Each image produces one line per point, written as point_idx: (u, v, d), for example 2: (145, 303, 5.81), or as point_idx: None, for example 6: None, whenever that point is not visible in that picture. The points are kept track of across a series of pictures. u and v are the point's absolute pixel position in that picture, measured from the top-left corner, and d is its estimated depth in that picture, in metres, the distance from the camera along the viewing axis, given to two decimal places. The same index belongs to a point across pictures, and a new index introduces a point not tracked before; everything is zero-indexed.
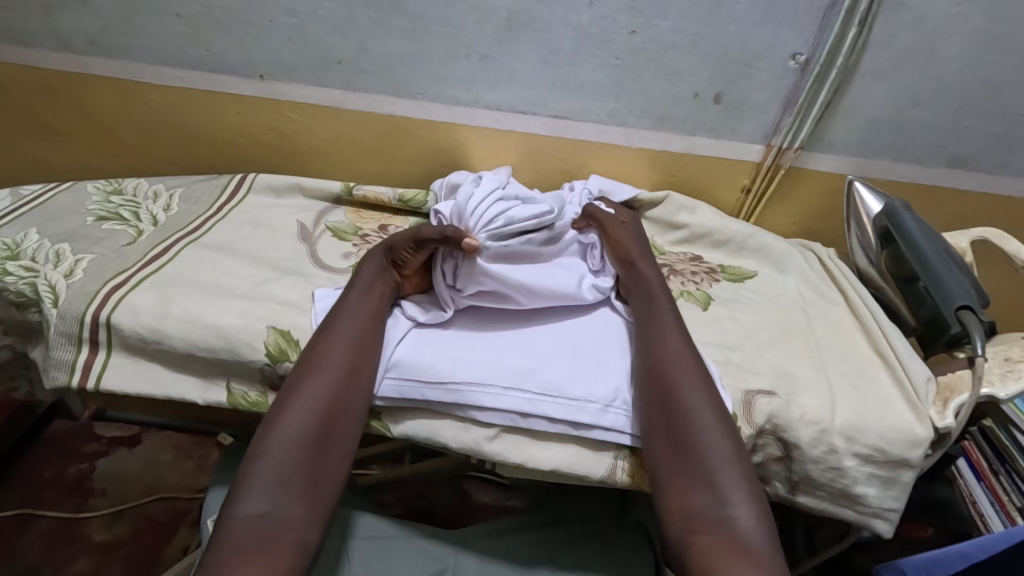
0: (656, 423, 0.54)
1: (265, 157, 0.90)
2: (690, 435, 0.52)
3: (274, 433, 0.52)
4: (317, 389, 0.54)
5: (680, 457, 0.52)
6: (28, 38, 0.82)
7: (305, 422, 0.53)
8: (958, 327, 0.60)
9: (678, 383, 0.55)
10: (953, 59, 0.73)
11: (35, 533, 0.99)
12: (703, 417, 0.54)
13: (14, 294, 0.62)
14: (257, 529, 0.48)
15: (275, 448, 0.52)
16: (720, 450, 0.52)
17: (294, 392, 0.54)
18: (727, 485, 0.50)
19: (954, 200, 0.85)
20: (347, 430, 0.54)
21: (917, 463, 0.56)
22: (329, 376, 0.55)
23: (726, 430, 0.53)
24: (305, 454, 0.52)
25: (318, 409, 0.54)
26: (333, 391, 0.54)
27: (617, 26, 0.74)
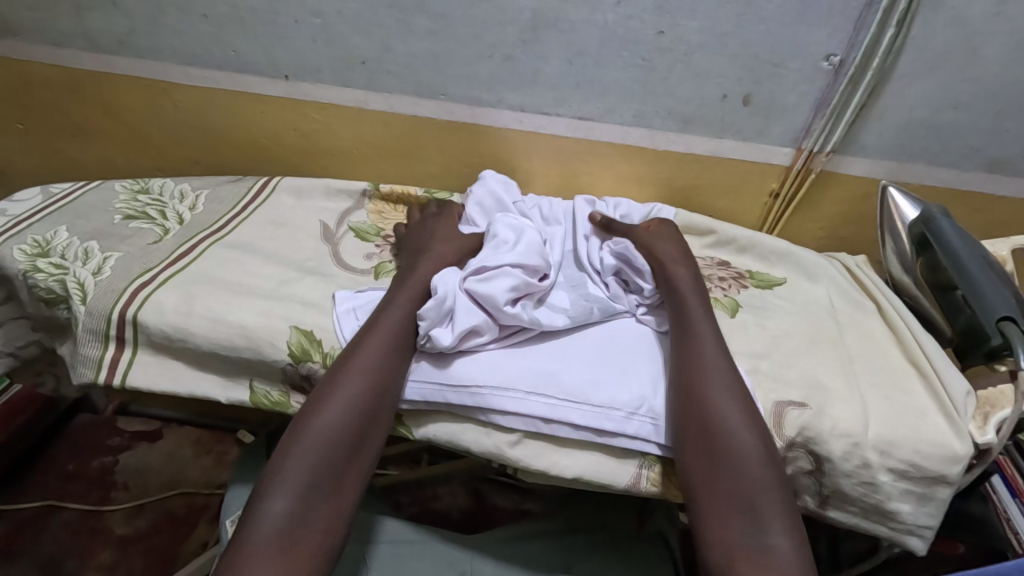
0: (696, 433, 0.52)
1: (289, 156, 0.90)
2: (728, 446, 0.50)
3: (304, 429, 0.51)
4: (353, 386, 0.54)
5: (715, 469, 0.50)
6: (59, 38, 0.84)
7: (338, 419, 0.52)
8: (999, 338, 0.58)
9: (715, 391, 0.53)
10: (995, 60, 0.71)
11: (60, 525, 1.01)
12: (743, 428, 0.52)
13: (43, 291, 0.63)
14: (278, 533, 0.47)
15: (303, 447, 0.50)
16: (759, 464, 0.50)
17: (328, 389, 0.54)
18: (765, 499, 0.48)
19: (990, 205, 0.83)
20: (377, 432, 0.53)
21: (954, 480, 0.54)
22: (367, 383, 0.54)
23: (765, 443, 0.51)
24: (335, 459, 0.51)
25: (359, 403, 0.53)
26: (368, 389, 0.54)
27: (645, 26, 0.72)
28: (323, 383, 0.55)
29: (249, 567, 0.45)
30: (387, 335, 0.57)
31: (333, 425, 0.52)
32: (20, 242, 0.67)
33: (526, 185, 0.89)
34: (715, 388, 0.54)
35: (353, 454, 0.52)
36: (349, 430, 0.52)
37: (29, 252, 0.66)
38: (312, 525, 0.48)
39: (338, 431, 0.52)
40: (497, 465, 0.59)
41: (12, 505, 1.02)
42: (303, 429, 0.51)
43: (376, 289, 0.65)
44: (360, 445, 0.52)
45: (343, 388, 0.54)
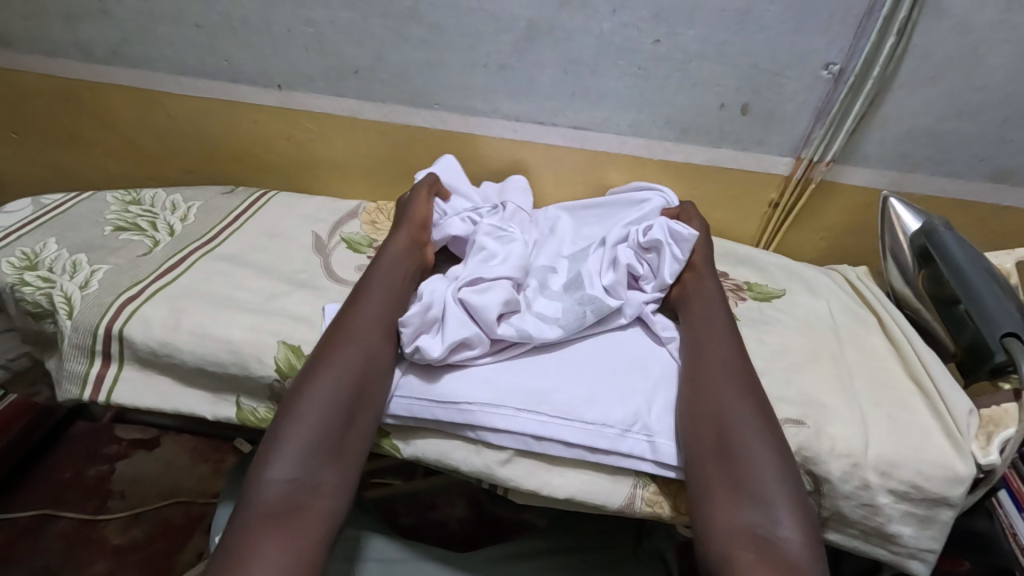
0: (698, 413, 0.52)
1: (283, 166, 0.89)
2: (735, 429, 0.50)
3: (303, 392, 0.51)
4: (353, 350, 0.54)
5: (724, 451, 0.49)
6: (52, 48, 0.83)
7: (337, 381, 0.52)
8: (1003, 355, 0.57)
9: (719, 377, 0.54)
10: (999, 69, 0.69)
11: (54, 535, 1.00)
12: (746, 408, 0.51)
13: (30, 305, 0.62)
14: (280, 491, 0.47)
15: (303, 408, 0.50)
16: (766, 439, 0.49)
17: (326, 354, 0.54)
18: (771, 478, 0.47)
19: (996, 216, 0.81)
20: (376, 398, 0.53)
21: (957, 502, 0.52)
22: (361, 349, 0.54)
23: (770, 421, 0.51)
24: (334, 422, 0.50)
25: (354, 369, 0.53)
26: (368, 356, 0.54)
27: (641, 34, 0.71)
28: (321, 348, 0.55)
29: (253, 532, 0.44)
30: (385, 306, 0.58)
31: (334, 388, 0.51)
32: (8, 255, 0.66)
33: None
34: (719, 375, 0.54)
35: (352, 417, 0.51)
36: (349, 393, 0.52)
37: (17, 265, 0.65)
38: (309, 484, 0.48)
39: (338, 393, 0.51)
40: (488, 484, 0.57)
41: (7, 514, 1.02)
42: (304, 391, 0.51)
43: None
44: (359, 406, 0.52)
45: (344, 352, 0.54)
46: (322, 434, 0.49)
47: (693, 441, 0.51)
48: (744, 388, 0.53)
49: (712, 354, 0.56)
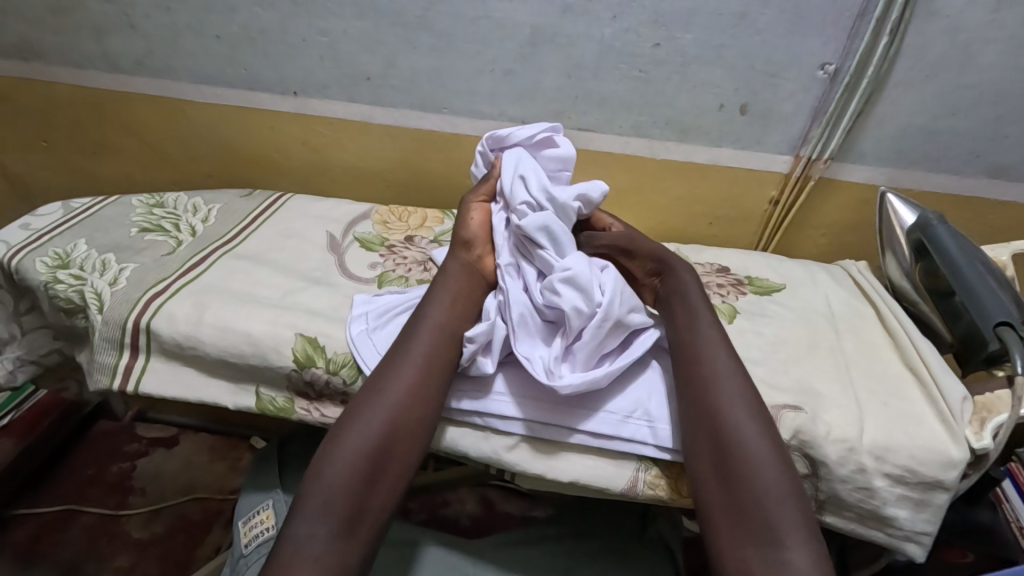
0: (696, 445, 0.52)
1: (298, 170, 0.93)
2: (734, 468, 0.49)
3: (336, 447, 0.52)
4: (390, 402, 0.53)
5: (727, 491, 0.49)
6: (81, 60, 0.88)
7: (371, 437, 0.52)
8: (996, 344, 0.58)
9: (728, 406, 0.52)
10: (991, 67, 0.71)
11: (79, 528, 1.03)
12: (758, 447, 0.50)
13: (62, 301, 0.66)
14: (307, 549, 0.47)
15: (335, 466, 0.51)
16: (775, 482, 0.48)
17: (365, 406, 0.54)
18: (778, 519, 0.46)
19: (993, 211, 0.83)
20: (409, 451, 0.53)
21: (951, 485, 0.54)
22: (392, 398, 0.54)
23: (784, 464, 0.49)
24: (359, 476, 0.50)
25: (386, 423, 0.53)
26: (407, 404, 0.53)
27: (641, 39, 0.74)
28: (360, 401, 0.55)
29: None
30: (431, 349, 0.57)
31: (367, 444, 0.52)
32: (42, 254, 0.70)
33: None
34: (727, 406, 0.52)
35: (384, 473, 0.52)
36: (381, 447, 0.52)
37: (50, 264, 0.69)
38: (343, 543, 0.48)
39: (369, 446, 0.52)
40: (496, 469, 0.60)
41: (35, 508, 1.05)
42: (339, 446, 0.52)
43: (394, 293, 0.67)
44: (386, 458, 0.52)
45: (381, 404, 0.54)
46: (351, 492, 0.50)
47: (701, 473, 0.51)
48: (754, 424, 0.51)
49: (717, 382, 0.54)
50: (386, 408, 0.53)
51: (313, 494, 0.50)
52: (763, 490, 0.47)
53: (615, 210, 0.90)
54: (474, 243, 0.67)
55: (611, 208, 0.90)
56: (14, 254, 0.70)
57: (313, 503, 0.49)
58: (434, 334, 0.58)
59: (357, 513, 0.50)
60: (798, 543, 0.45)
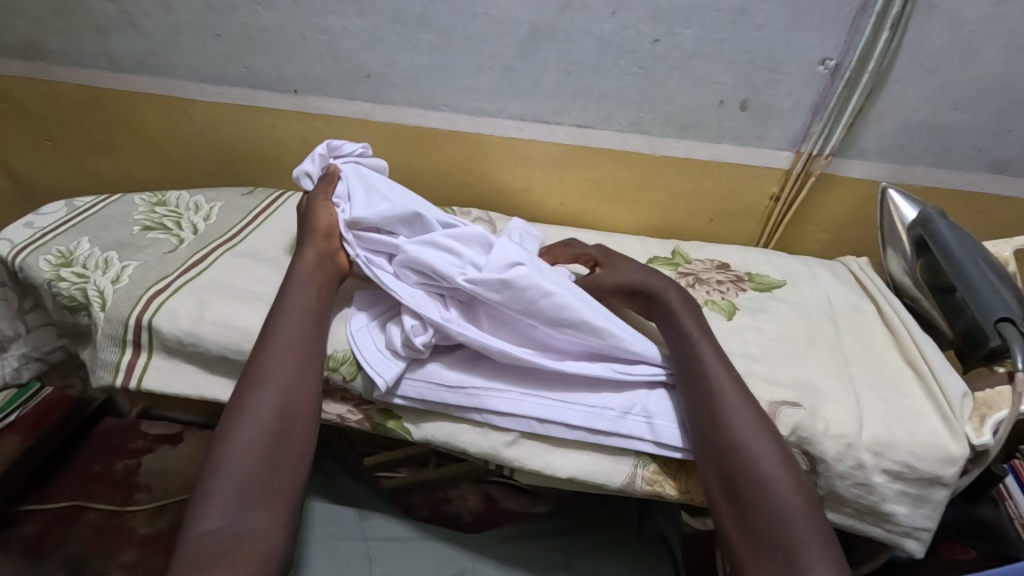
0: (708, 457, 0.51)
1: (299, 168, 0.93)
2: (747, 489, 0.49)
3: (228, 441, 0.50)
4: (274, 387, 0.53)
5: (740, 513, 0.49)
6: (83, 59, 0.88)
7: (260, 423, 0.50)
8: (997, 340, 0.58)
9: (740, 423, 0.51)
10: (993, 61, 0.70)
11: (84, 524, 1.04)
12: (768, 459, 0.49)
13: (66, 298, 0.66)
14: (217, 542, 0.45)
15: (231, 457, 0.49)
16: (790, 498, 0.48)
17: (247, 396, 0.52)
18: (795, 530, 0.46)
19: (995, 206, 0.82)
20: (305, 430, 0.52)
21: (950, 481, 0.54)
22: (275, 383, 0.53)
23: (794, 475, 0.49)
24: (261, 461, 0.49)
25: (273, 405, 0.52)
26: (288, 385, 0.53)
27: (640, 35, 0.74)
28: (240, 394, 0.53)
29: None
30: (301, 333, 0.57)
31: (259, 430, 0.50)
32: (46, 252, 0.71)
33: (528, 192, 0.90)
34: (732, 417, 0.52)
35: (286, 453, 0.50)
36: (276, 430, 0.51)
37: (53, 262, 0.69)
38: (258, 525, 0.46)
39: (262, 432, 0.50)
40: (494, 465, 0.60)
41: (42, 504, 1.06)
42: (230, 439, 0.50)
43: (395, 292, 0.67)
44: (285, 438, 0.51)
45: (263, 392, 0.52)
46: (257, 477, 0.48)
47: (711, 486, 0.51)
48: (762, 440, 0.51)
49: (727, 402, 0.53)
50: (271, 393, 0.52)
51: (216, 490, 0.47)
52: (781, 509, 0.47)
53: (615, 207, 0.90)
54: (330, 233, 0.65)
55: (612, 205, 0.90)
56: (18, 252, 0.71)
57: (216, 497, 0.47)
58: (300, 320, 0.58)
59: (267, 495, 0.48)
60: (820, 555, 0.45)
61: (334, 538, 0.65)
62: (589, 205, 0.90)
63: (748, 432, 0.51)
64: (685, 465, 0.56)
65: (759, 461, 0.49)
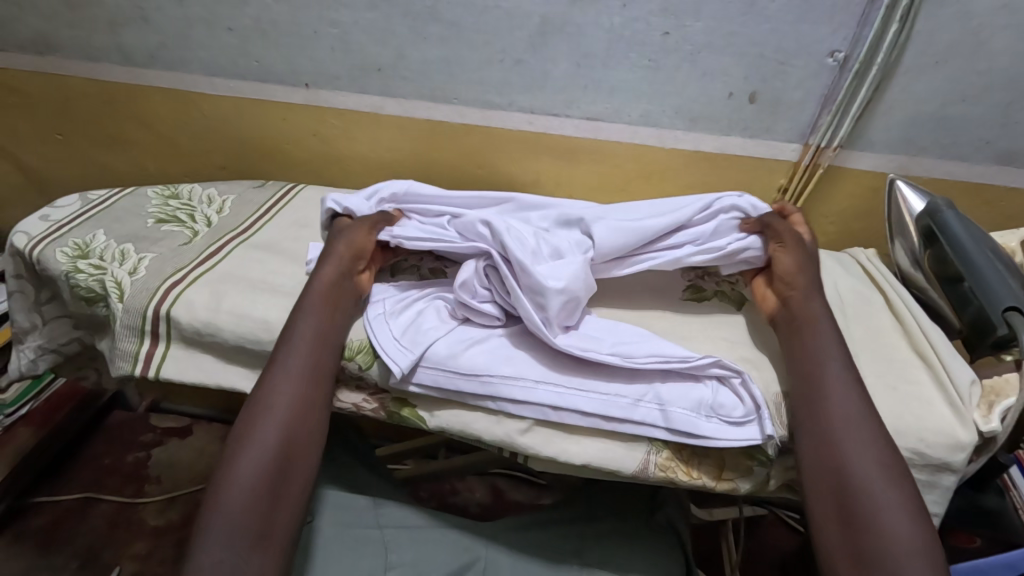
0: (821, 486, 0.49)
1: (309, 162, 0.94)
2: (860, 517, 0.47)
3: (236, 465, 0.50)
4: (285, 408, 0.53)
5: (845, 531, 0.47)
6: (95, 53, 0.89)
7: (267, 448, 0.51)
8: (1005, 328, 0.59)
9: (846, 445, 0.50)
10: (1002, 53, 0.71)
11: (97, 515, 1.05)
12: (884, 492, 0.47)
13: (83, 290, 0.67)
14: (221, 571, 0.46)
15: (237, 476, 0.49)
16: (904, 530, 0.46)
17: (250, 425, 0.52)
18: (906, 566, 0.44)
19: (1002, 198, 0.83)
20: (313, 449, 0.53)
21: (959, 467, 0.55)
22: (286, 409, 0.53)
23: (913, 514, 0.47)
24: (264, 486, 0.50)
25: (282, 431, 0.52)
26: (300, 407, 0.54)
27: (651, 27, 0.74)
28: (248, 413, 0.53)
29: None
30: (315, 354, 0.57)
31: (267, 453, 0.51)
32: (62, 245, 0.71)
33: (538, 185, 0.91)
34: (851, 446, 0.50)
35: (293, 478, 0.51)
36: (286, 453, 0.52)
37: (70, 254, 0.70)
38: (261, 554, 0.47)
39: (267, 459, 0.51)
40: (509, 452, 0.61)
41: (55, 496, 1.07)
42: (237, 459, 0.51)
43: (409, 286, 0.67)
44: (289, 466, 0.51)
45: (273, 416, 0.53)
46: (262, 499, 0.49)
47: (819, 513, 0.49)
48: (876, 467, 0.49)
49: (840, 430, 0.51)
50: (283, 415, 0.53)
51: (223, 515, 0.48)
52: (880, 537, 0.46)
53: (624, 199, 0.91)
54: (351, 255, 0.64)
55: (620, 197, 0.91)
56: (35, 244, 0.72)
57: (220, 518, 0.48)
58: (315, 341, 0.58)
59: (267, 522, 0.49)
60: None
61: (349, 526, 0.67)
62: (598, 197, 0.91)
63: (866, 459, 0.49)
64: (694, 452, 0.57)
65: (874, 491, 0.47)
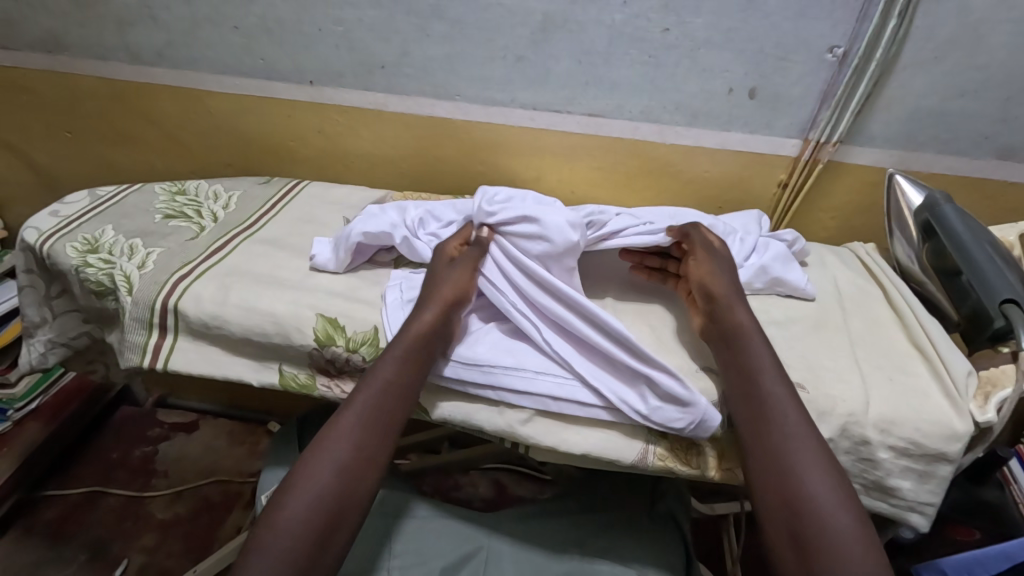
0: (767, 489, 0.50)
1: (313, 158, 0.95)
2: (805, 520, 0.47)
3: (295, 494, 0.50)
4: (341, 450, 0.53)
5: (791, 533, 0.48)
6: (103, 53, 0.90)
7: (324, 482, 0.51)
8: (1002, 321, 0.59)
9: (780, 432, 0.51)
10: (1001, 47, 0.71)
11: (106, 508, 1.07)
12: (824, 491, 0.48)
13: (93, 283, 0.69)
14: None
15: (291, 511, 0.49)
16: (840, 525, 0.47)
17: (314, 455, 0.52)
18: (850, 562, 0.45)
19: (1003, 192, 0.83)
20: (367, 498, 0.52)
21: (955, 457, 0.55)
22: (351, 445, 0.53)
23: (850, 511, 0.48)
24: (317, 523, 0.49)
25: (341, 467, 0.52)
26: (365, 448, 0.53)
27: (651, 24, 0.75)
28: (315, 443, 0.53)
29: None
30: (389, 393, 0.55)
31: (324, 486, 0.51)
32: (72, 239, 0.73)
33: (540, 181, 0.92)
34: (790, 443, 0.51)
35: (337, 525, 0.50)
36: (335, 498, 0.51)
37: (80, 248, 0.72)
38: None
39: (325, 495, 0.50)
40: (509, 443, 0.62)
41: (65, 489, 1.09)
42: (298, 485, 0.51)
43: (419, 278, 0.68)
44: (344, 508, 0.51)
45: (328, 455, 0.52)
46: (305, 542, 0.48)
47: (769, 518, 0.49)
48: (824, 473, 0.49)
49: (785, 429, 0.52)
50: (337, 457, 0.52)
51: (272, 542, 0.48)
52: (834, 552, 0.46)
53: (625, 195, 0.91)
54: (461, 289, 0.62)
55: (621, 193, 0.91)
56: (45, 239, 0.73)
57: (267, 541, 0.48)
58: (388, 389, 0.56)
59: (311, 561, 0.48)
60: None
61: None
62: (598, 192, 0.92)
63: (807, 457, 0.50)
64: (694, 442, 0.58)
65: (816, 491, 0.48)
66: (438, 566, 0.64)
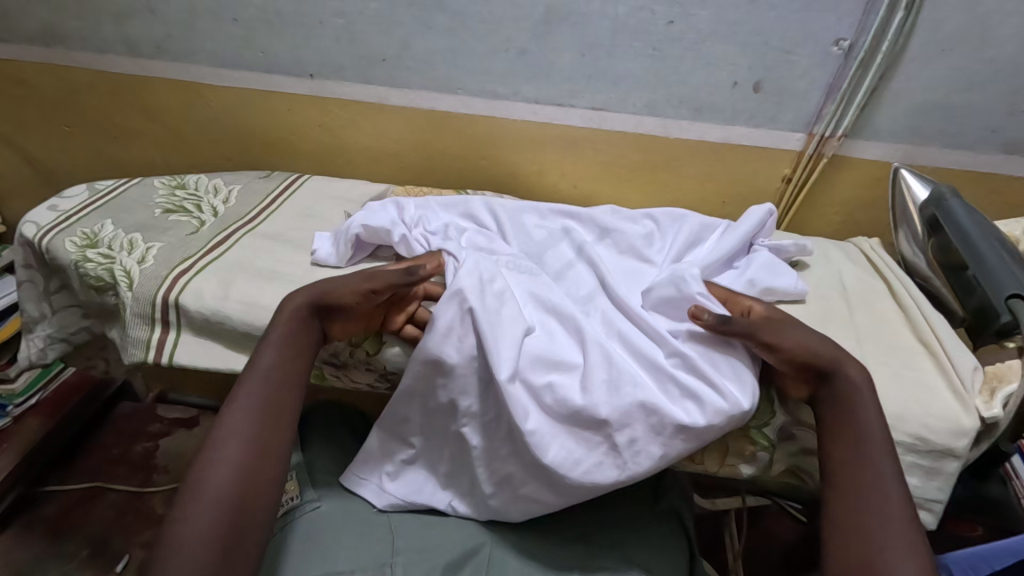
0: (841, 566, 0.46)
1: (315, 151, 0.94)
2: None
3: (188, 508, 0.47)
4: (230, 450, 0.50)
5: None
6: (101, 45, 0.89)
7: (220, 487, 0.48)
8: (1008, 316, 0.59)
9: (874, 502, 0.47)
10: (1009, 40, 0.71)
11: (107, 504, 1.06)
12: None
13: (93, 278, 0.68)
14: None
15: (187, 528, 0.46)
16: None
17: (205, 465, 0.49)
18: None
19: (1009, 186, 0.83)
20: (266, 497, 0.49)
21: (962, 453, 0.55)
22: (239, 444, 0.50)
23: None
24: (218, 531, 0.46)
25: (238, 467, 0.49)
26: (255, 446, 0.51)
27: (656, 16, 0.74)
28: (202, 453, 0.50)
29: None
30: (269, 387, 0.54)
31: (220, 491, 0.48)
32: (71, 234, 0.72)
33: (542, 176, 0.91)
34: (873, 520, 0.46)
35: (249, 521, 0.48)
36: (240, 492, 0.48)
37: (79, 243, 0.71)
38: None
39: (221, 502, 0.47)
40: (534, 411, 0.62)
41: (65, 484, 1.08)
42: (191, 498, 0.47)
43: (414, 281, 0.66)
44: (243, 511, 0.48)
45: (219, 459, 0.49)
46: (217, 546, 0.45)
47: None
48: (901, 550, 0.45)
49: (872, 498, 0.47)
50: (232, 451, 0.50)
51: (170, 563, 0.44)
52: None
53: (629, 189, 0.91)
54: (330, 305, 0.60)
55: (624, 188, 0.91)
56: (44, 234, 0.72)
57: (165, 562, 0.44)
58: (269, 380, 0.55)
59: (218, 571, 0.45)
60: None
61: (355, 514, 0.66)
62: (601, 187, 0.91)
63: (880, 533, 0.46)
64: None
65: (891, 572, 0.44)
66: (441, 563, 0.61)
